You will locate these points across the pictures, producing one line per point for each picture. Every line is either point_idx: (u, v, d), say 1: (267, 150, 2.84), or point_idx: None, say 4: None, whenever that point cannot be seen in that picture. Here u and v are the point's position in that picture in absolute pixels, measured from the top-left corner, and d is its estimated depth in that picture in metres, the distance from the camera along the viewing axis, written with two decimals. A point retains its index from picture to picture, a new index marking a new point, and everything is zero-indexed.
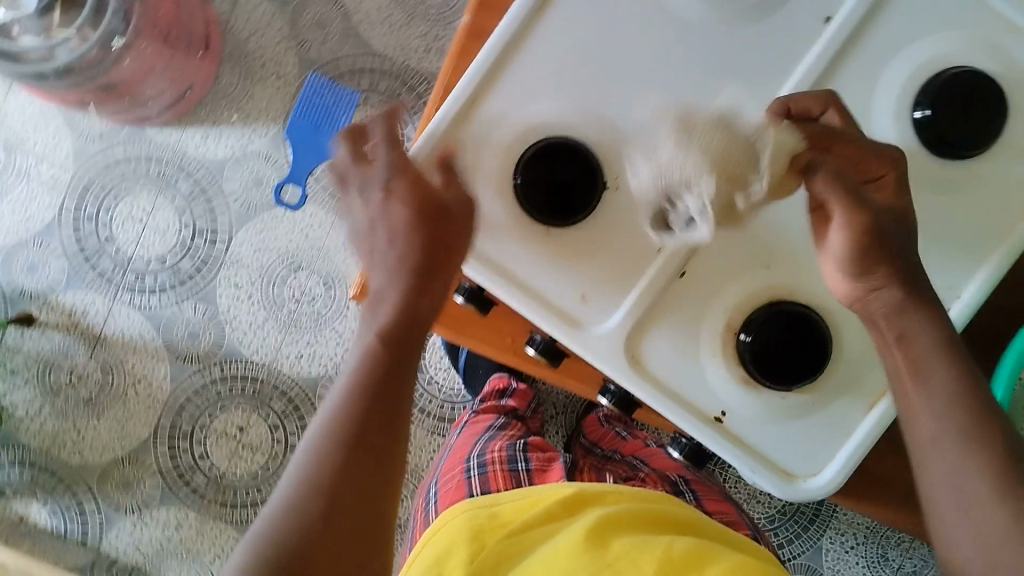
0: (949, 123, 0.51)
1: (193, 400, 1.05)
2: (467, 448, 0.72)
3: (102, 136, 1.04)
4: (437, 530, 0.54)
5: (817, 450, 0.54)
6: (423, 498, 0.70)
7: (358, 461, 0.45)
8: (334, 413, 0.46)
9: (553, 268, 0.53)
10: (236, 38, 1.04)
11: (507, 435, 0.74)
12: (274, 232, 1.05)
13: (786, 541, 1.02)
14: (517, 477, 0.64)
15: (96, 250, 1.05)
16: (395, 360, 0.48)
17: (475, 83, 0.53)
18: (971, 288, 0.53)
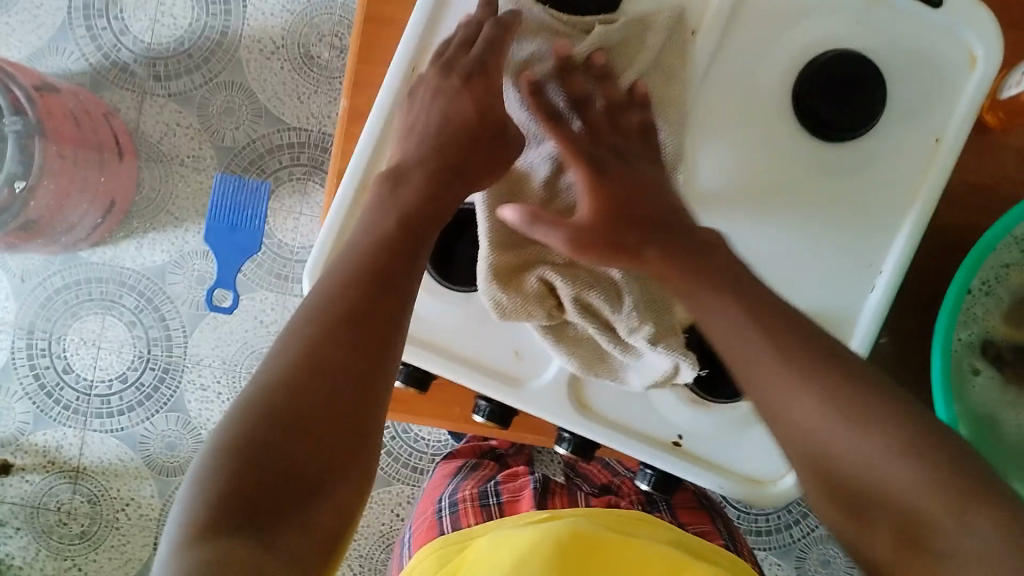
0: (827, 108, 0.51)
1: None
2: (438, 494, 0.71)
3: (36, 270, 1.03)
4: (412, 569, 0.58)
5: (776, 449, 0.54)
6: (399, 547, 0.71)
7: (349, 369, 0.42)
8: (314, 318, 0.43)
9: (480, 333, 0.53)
10: (149, 141, 1.03)
11: (480, 473, 0.73)
12: (230, 327, 1.04)
13: (802, 516, 1.01)
14: (488, 510, 0.65)
15: (56, 383, 1.03)
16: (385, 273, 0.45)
17: (362, 168, 0.52)
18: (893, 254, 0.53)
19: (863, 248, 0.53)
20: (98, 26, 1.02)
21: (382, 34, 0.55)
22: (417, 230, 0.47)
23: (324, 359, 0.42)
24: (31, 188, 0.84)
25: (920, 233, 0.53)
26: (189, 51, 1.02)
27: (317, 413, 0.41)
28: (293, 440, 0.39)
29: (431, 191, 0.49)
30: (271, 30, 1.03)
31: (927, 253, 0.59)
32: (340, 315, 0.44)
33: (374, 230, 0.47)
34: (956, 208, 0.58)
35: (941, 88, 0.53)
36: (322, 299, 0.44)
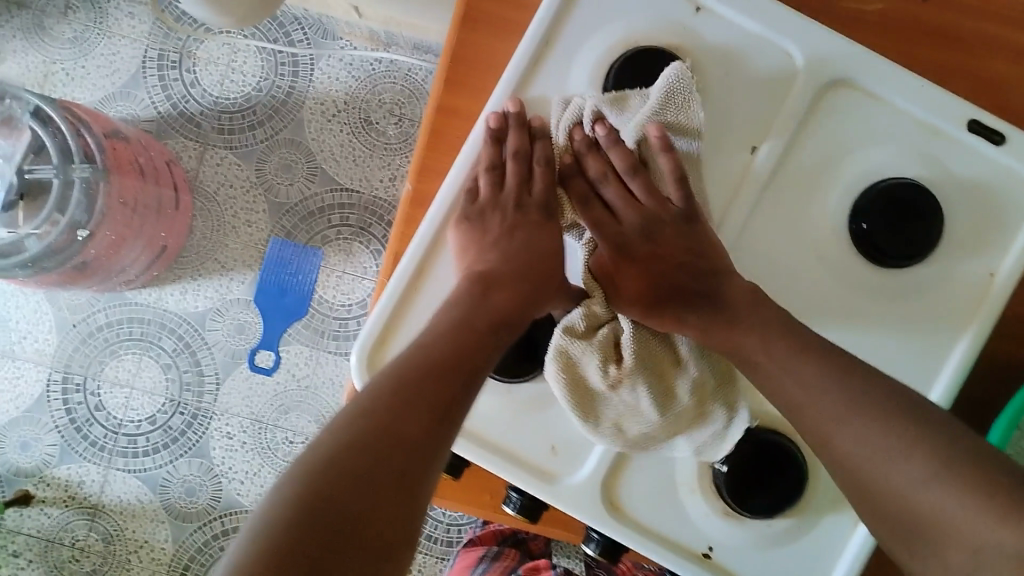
0: (885, 236, 0.51)
1: (197, 559, 1.03)
2: None
3: (83, 306, 1.05)
4: None
5: (808, 568, 0.52)
6: None
7: (409, 454, 0.42)
8: (379, 391, 0.45)
9: (519, 424, 0.53)
10: (205, 191, 1.06)
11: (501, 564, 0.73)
12: (267, 377, 1.05)
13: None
14: None
15: (86, 419, 1.04)
16: (456, 365, 0.47)
17: (420, 253, 0.54)
18: (947, 373, 0.53)
19: (910, 374, 0.53)
20: (171, 77, 1.06)
21: (451, 125, 0.58)
22: (492, 344, 0.49)
23: (384, 436, 0.42)
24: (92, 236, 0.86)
25: (986, 333, 0.52)
26: (253, 108, 1.06)
27: (372, 490, 0.40)
28: (347, 510, 0.39)
29: (512, 305, 0.51)
30: (335, 94, 1.06)
31: (975, 381, 0.58)
32: (410, 399, 0.44)
33: (451, 329, 0.49)
34: (1006, 339, 0.58)
35: (998, 220, 0.53)
36: (390, 380, 0.45)
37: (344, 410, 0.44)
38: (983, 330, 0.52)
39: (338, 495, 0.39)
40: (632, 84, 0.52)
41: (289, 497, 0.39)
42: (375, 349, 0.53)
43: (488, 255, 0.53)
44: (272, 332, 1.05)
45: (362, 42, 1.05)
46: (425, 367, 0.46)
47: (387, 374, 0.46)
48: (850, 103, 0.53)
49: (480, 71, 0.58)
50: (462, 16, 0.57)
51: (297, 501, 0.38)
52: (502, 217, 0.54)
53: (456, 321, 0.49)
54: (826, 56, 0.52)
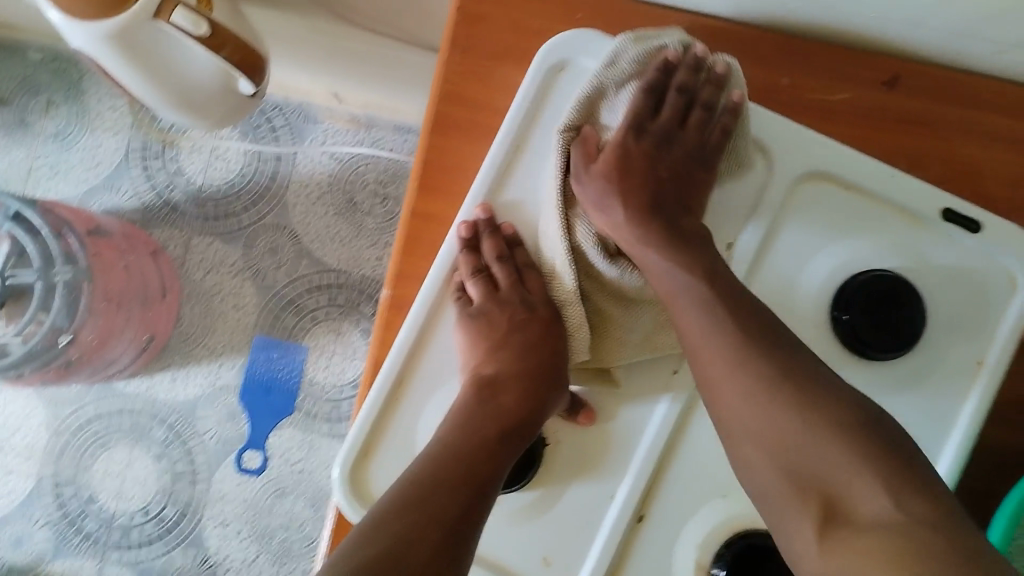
0: (867, 325, 0.50)
1: None
2: None
3: (73, 398, 1.04)
4: None
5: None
6: None
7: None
8: (384, 515, 0.43)
9: (511, 538, 0.52)
10: (191, 279, 1.05)
11: None
12: (257, 478, 1.04)
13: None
14: None
15: (80, 512, 1.03)
16: (463, 484, 0.46)
17: (401, 362, 0.53)
18: (943, 466, 0.52)
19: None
20: (154, 166, 1.06)
21: (427, 230, 0.58)
22: (498, 454, 0.48)
23: (394, 565, 0.40)
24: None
25: (994, 390, 0.52)
26: (238, 192, 1.06)
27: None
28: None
29: (522, 407, 0.51)
30: (319, 176, 1.07)
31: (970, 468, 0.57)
32: (418, 521, 0.43)
33: (446, 445, 0.48)
34: (998, 422, 0.57)
35: (981, 307, 0.52)
36: (394, 504, 0.44)
37: (348, 542, 0.42)
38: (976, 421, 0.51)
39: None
40: None
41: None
42: (358, 462, 0.53)
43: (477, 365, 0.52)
44: (258, 429, 1.03)
45: (344, 124, 1.06)
46: (428, 489, 0.45)
47: (390, 498, 0.45)
48: (824, 197, 0.53)
49: (454, 176, 0.58)
50: (434, 122, 0.58)
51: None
52: (509, 313, 0.54)
53: (461, 439, 0.48)
54: (798, 152, 0.52)
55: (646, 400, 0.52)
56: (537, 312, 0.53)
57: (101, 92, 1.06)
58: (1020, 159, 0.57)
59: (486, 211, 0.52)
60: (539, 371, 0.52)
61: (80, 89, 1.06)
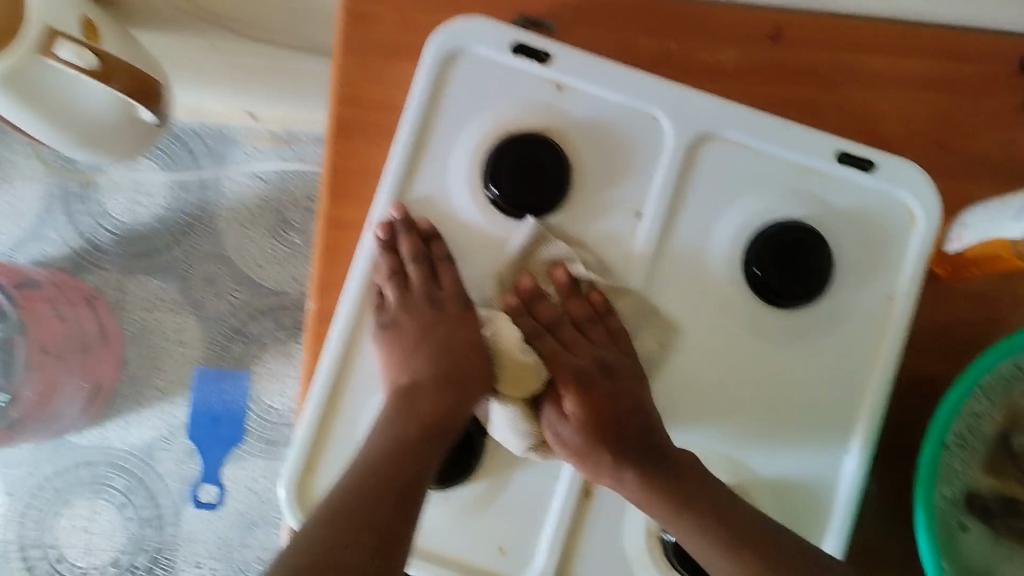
0: (779, 280, 0.51)
1: None
2: None
3: (25, 458, 1.01)
4: None
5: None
6: None
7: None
8: (322, 516, 0.45)
9: (461, 532, 0.52)
10: (132, 318, 1.03)
11: None
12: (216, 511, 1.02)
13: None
14: None
15: (49, 573, 1.01)
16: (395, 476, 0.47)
17: (332, 374, 0.53)
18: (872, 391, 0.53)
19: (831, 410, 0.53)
20: (78, 211, 1.04)
21: (344, 238, 0.58)
22: (426, 448, 0.49)
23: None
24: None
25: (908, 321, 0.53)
26: (167, 228, 1.05)
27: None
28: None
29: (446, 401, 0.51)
30: (247, 200, 1.06)
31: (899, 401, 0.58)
32: (341, 539, 0.45)
33: (381, 447, 0.48)
34: (924, 352, 0.58)
35: (889, 242, 0.53)
36: (318, 523, 0.45)
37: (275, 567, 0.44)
38: (865, 457, 0.52)
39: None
40: (514, 164, 0.52)
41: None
42: (303, 478, 0.52)
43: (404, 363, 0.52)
44: (212, 461, 1.03)
45: (266, 143, 1.05)
46: (364, 488, 0.46)
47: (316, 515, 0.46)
48: (725, 153, 0.53)
49: (362, 181, 0.58)
50: (335, 129, 0.57)
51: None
52: (419, 318, 0.53)
53: (397, 434, 0.49)
54: (691, 114, 0.53)
55: None
56: (447, 310, 0.53)
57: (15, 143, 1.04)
58: (913, 91, 0.58)
59: (400, 210, 0.52)
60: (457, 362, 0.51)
61: None
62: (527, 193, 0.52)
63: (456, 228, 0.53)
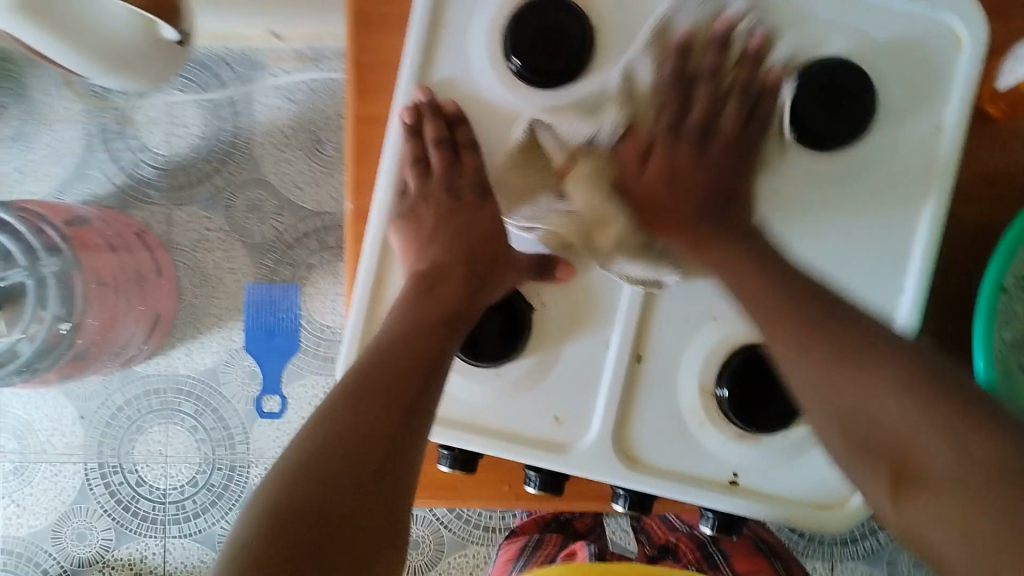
0: (822, 124, 0.50)
1: None
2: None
3: (98, 390, 1.06)
4: None
5: None
6: None
7: (381, 479, 0.40)
8: (363, 369, 0.44)
9: (518, 403, 0.52)
10: (182, 251, 1.06)
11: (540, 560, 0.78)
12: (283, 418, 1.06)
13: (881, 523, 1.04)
14: None
15: (131, 497, 1.06)
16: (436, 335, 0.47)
17: (374, 262, 0.53)
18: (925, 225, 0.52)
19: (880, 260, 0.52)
20: (118, 149, 1.06)
21: (374, 133, 0.57)
22: (458, 322, 0.49)
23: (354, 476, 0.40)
24: (76, 326, 0.90)
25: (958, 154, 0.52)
26: (205, 157, 1.06)
27: (349, 526, 0.38)
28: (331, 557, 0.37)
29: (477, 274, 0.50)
30: (280, 122, 1.06)
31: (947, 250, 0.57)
32: (366, 415, 0.42)
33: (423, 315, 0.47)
34: (974, 199, 0.56)
35: (932, 71, 0.51)
36: (343, 395, 0.43)
37: (295, 445, 0.41)
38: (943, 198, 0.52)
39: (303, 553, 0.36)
40: (535, 34, 0.50)
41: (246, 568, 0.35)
42: None
43: (430, 252, 0.51)
44: (271, 372, 1.06)
45: (293, 64, 1.05)
46: (406, 343, 0.46)
47: (336, 391, 0.43)
48: None
49: (385, 73, 0.57)
50: (355, 21, 0.57)
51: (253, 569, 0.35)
52: (436, 205, 0.53)
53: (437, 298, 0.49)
54: None
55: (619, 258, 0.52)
56: (463, 200, 0.54)
57: (50, 87, 1.05)
58: None
59: (426, 93, 0.51)
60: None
61: (26, 87, 1.05)
62: (553, 61, 0.50)
63: (480, 107, 0.52)
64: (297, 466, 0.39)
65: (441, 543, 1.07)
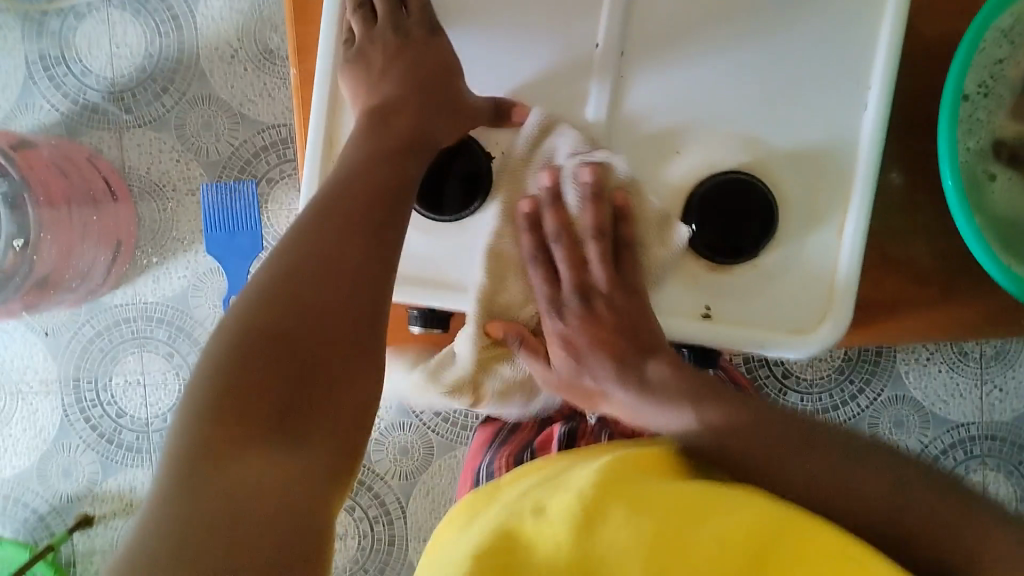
0: None
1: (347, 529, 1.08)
2: (479, 462, 0.69)
3: (68, 324, 1.04)
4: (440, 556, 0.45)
5: (809, 279, 0.52)
6: None
7: (351, 303, 0.41)
8: (326, 201, 0.45)
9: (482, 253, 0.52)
10: (137, 175, 1.03)
11: (514, 438, 0.67)
12: None
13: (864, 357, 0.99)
14: None
15: (113, 428, 1.05)
16: (397, 168, 0.47)
17: (324, 120, 0.51)
18: (884, 36, 0.50)
19: (840, 73, 0.50)
20: (60, 74, 1.02)
21: None
22: (406, 159, 0.48)
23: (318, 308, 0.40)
24: (31, 243, 0.93)
25: None
26: (150, 76, 1.02)
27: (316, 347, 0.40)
28: (297, 387, 0.39)
29: (422, 121, 0.49)
30: (224, 32, 1.02)
31: (915, 67, 0.55)
32: (331, 242, 0.43)
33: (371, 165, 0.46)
34: (950, 15, 0.54)
35: None
36: (311, 222, 0.43)
37: (265, 270, 0.42)
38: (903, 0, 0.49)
39: (269, 379, 0.38)
40: None
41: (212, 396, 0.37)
42: None
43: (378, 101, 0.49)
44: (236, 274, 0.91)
45: None
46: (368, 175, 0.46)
47: (303, 218, 0.44)
48: None
49: None
50: None
51: (218, 393, 0.37)
52: (384, 47, 0.50)
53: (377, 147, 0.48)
54: None
55: (579, 91, 0.51)
56: (413, 37, 0.50)
57: None
58: None
59: None
60: (430, 81, 0.50)
61: None
62: None
63: None
64: (258, 298, 0.40)
65: (429, 449, 1.08)
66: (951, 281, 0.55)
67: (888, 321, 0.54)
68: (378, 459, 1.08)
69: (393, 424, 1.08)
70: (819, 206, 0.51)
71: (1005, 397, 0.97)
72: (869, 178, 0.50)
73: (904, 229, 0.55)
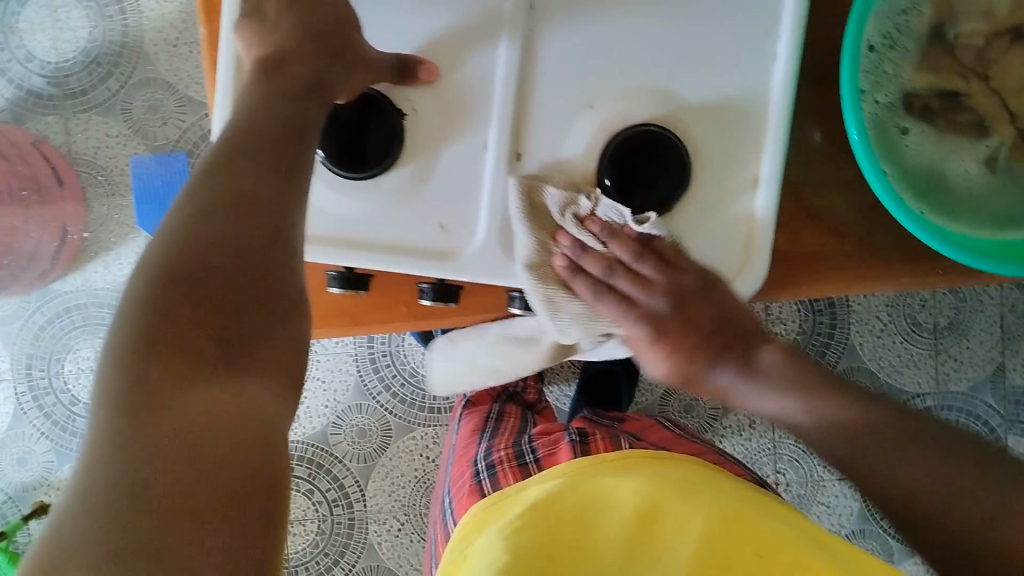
0: None
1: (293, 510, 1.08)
2: (474, 444, 0.76)
3: (19, 312, 1.04)
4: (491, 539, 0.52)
5: (723, 233, 0.53)
6: (441, 509, 0.73)
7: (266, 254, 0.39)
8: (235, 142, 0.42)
9: (400, 210, 0.52)
10: (84, 160, 1.02)
11: (508, 430, 0.76)
12: None
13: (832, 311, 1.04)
14: (526, 470, 0.64)
15: (66, 416, 1.04)
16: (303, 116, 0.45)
17: (231, 81, 0.52)
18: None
19: (744, 26, 0.51)
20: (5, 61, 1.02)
21: None
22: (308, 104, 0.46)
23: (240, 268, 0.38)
24: None
25: None
26: (95, 60, 1.02)
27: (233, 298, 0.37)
28: (227, 339, 0.37)
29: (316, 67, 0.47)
30: (169, 15, 1.01)
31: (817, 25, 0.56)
32: (240, 186, 0.40)
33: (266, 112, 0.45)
34: None
35: None
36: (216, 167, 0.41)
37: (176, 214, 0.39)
38: None
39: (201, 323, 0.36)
40: None
41: (109, 386, 0.34)
42: None
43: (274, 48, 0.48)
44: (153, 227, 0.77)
45: None
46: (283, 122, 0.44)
47: (210, 158, 0.41)
48: None
49: None
50: None
51: (134, 355, 0.34)
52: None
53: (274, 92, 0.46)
54: None
55: (485, 44, 0.51)
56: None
57: None
58: None
59: None
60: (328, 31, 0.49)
61: None
62: None
63: None
64: (176, 244, 0.38)
65: (387, 430, 1.08)
66: (862, 232, 0.56)
67: (802, 267, 0.56)
68: (335, 442, 1.08)
69: (351, 406, 1.08)
70: (733, 159, 0.52)
71: (960, 367, 1.05)
72: (781, 131, 0.51)
73: (817, 182, 0.56)
